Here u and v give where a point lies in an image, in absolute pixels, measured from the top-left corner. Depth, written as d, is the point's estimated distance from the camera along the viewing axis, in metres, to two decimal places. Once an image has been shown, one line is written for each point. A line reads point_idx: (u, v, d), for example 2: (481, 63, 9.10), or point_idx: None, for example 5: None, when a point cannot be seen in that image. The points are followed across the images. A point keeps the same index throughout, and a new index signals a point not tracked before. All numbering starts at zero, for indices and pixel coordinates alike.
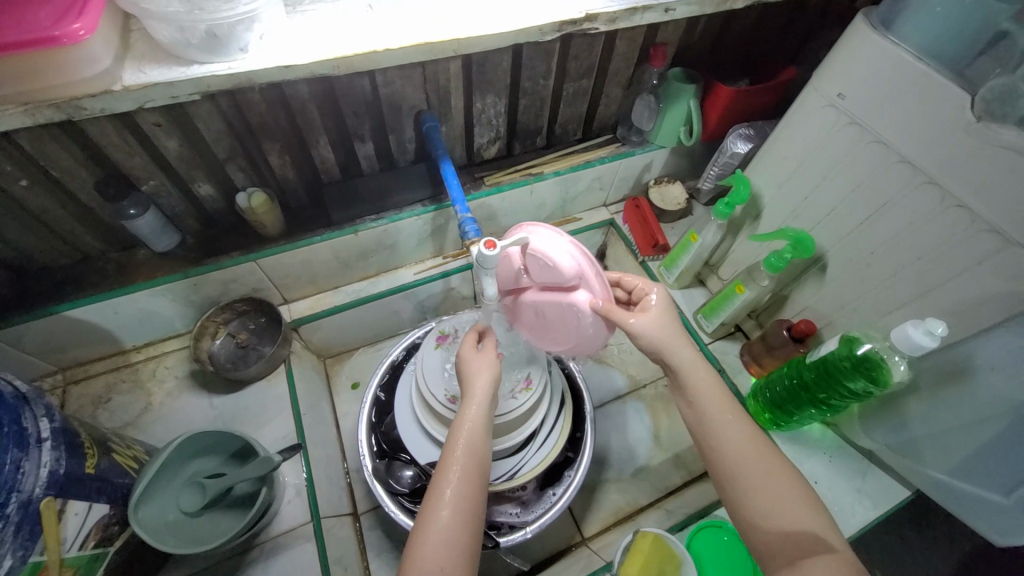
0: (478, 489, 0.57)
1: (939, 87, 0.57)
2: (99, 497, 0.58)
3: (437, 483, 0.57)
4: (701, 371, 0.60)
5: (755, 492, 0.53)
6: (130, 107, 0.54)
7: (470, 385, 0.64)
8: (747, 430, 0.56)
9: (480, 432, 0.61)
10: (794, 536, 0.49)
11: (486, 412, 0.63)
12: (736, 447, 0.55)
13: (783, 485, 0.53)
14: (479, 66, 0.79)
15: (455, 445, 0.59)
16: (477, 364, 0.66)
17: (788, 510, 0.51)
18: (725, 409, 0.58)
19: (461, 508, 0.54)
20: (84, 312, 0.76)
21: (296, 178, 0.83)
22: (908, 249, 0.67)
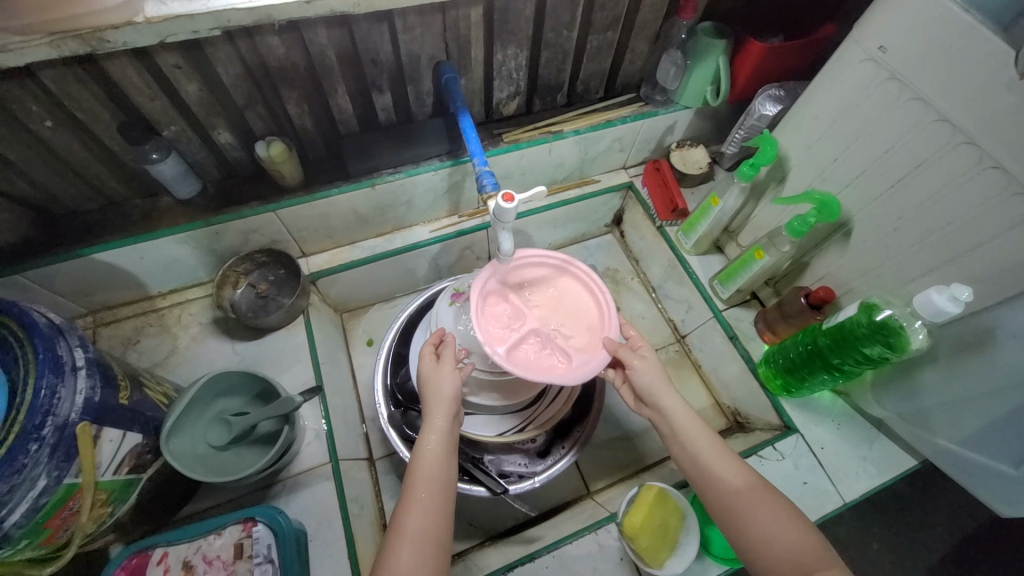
0: (441, 523, 0.57)
1: (988, 39, 0.54)
2: (132, 427, 0.61)
3: (399, 512, 0.57)
4: (680, 408, 0.65)
5: (756, 519, 0.56)
6: (152, 41, 0.54)
7: (431, 411, 0.65)
8: (735, 461, 0.61)
9: (442, 459, 0.62)
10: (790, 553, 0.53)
11: (447, 440, 0.63)
12: (729, 478, 0.59)
13: (779, 512, 0.56)
14: (501, 14, 0.76)
15: (414, 476, 0.59)
16: (437, 382, 0.67)
17: (784, 537, 0.54)
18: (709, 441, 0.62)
19: (422, 545, 0.55)
20: (111, 256, 0.78)
21: (315, 129, 0.83)
22: (939, 214, 0.65)
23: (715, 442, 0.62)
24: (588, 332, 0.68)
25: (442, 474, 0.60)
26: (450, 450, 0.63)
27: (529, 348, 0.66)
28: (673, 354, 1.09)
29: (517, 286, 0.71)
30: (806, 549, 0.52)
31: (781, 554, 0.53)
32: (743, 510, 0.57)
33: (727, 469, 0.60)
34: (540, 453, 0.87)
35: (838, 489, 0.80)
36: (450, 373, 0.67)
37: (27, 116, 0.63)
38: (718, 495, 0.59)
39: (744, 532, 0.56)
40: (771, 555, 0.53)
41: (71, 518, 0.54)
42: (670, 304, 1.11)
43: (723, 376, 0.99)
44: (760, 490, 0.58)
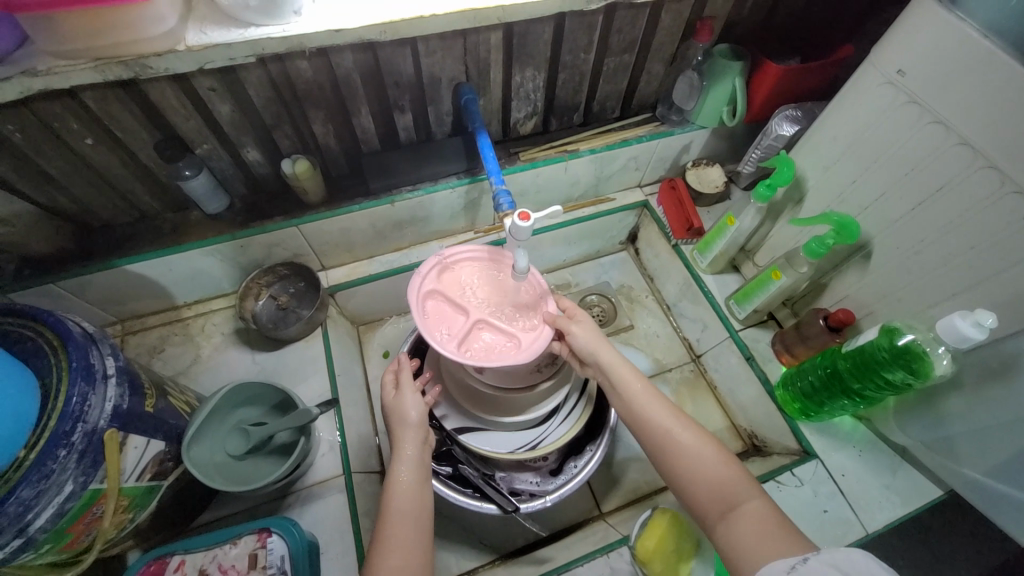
0: (419, 550, 0.57)
1: (1009, 65, 0.54)
2: (156, 434, 0.63)
3: (377, 548, 0.57)
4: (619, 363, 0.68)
5: (682, 455, 0.59)
6: (191, 67, 0.57)
7: (399, 448, 0.65)
8: (663, 404, 0.64)
9: (414, 490, 0.62)
10: (717, 492, 0.55)
11: (417, 472, 0.64)
12: (662, 424, 0.62)
13: (705, 450, 0.59)
14: (520, 38, 0.79)
15: (388, 511, 0.60)
16: (403, 420, 0.67)
17: (709, 472, 0.57)
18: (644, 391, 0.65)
19: (402, 571, 0.54)
20: (141, 267, 0.82)
21: (338, 147, 0.86)
22: (962, 238, 0.63)
23: (645, 388, 0.66)
24: (531, 312, 0.70)
25: (415, 505, 0.61)
26: (422, 481, 0.63)
27: (479, 342, 0.67)
28: (688, 374, 1.08)
29: (451, 286, 0.70)
30: (729, 483, 0.56)
31: (704, 485, 0.56)
32: (671, 448, 0.60)
33: (657, 411, 0.63)
34: (552, 472, 0.87)
35: (859, 519, 0.78)
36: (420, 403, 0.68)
37: (71, 135, 0.67)
38: (649, 436, 0.62)
39: (674, 466, 0.60)
40: (698, 487, 0.57)
41: (93, 523, 0.56)
42: (685, 322, 1.11)
43: (739, 397, 0.97)
44: (686, 427, 0.61)
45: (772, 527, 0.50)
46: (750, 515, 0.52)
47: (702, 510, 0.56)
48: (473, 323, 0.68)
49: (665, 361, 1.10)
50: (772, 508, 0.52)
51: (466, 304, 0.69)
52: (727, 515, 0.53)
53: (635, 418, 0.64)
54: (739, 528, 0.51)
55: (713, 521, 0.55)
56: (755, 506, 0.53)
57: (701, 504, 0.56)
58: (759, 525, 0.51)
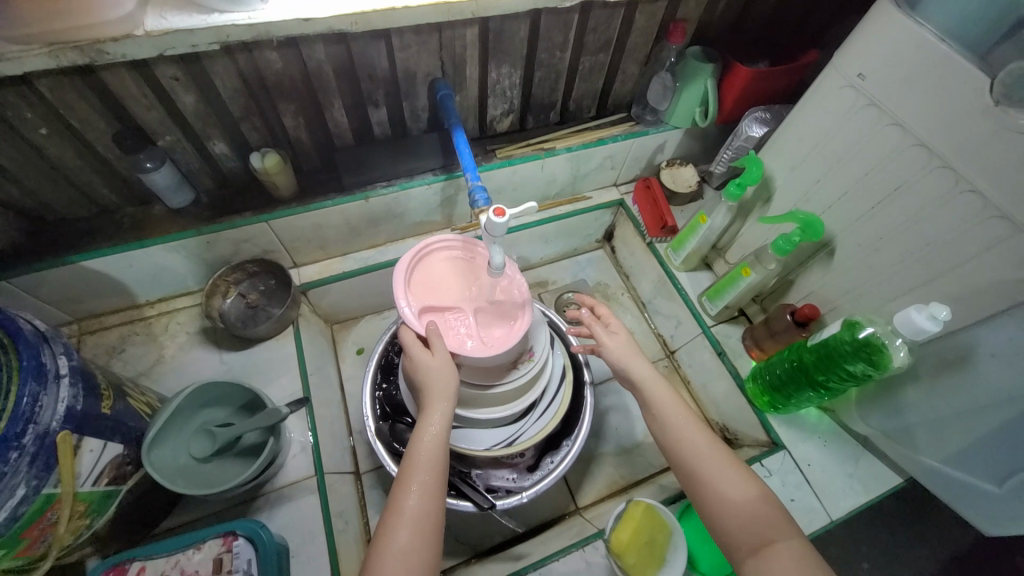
0: (437, 504, 0.57)
1: (960, 70, 0.57)
2: (113, 437, 0.60)
3: (397, 495, 0.57)
4: (658, 383, 0.66)
5: (717, 485, 0.58)
6: (151, 54, 0.55)
7: (431, 398, 0.63)
8: (704, 430, 0.62)
9: (439, 448, 0.61)
10: (754, 525, 0.54)
11: (445, 427, 0.62)
12: (699, 449, 0.60)
13: (740, 479, 0.58)
14: (496, 34, 0.78)
15: (415, 460, 0.59)
16: (432, 370, 0.63)
17: (745, 502, 0.56)
18: (683, 413, 0.63)
19: (418, 527, 0.55)
20: (99, 264, 0.78)
21: (310, 141, 0.84)
22: (919, 234, 0.66)
23: (683, 408, 0.64)
24: (500, 274, 0.73)
25: (438, 455, 0.60)
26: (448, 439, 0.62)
27: (492, 328, 0.69)
28: (662, 370, 1.09)
29: (428, 301, 0.67)
30: (763, 513, 0.55)
31: (738, 518, 0.55)
32: (707, 476, 0.58)
33: (697, 438, 0.61)
34: (528, 468, 0.87)
35: (824, 507, 0.81)
36: (444, 356, 0.64)
37: (21, 124, 0.64)
38: (685, 461, 0.60)
39: (707, 496, 0.58)
40: (732, 521, 0.56)
41: (49, 529, 0.53)
42: (660, 319, 1.12)
43: (712, 392, 0.99)
44: (722, 455, 0.60)
45: (809, 570, 0.50)
46: (786, 552, 0.52)
47: (731, 542, 0.55)
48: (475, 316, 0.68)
49: None
50: (805, 545, 0.53)
51: (455, 306, 0.68)
52: (760, 551, 0.53)
53: (668, 439, 0.62)
54: (775, 567, 0.51)
55: (744, 555, 0.54)
56: (792, 544, 0.52)
57: (733, 537, 0.55)
58: (796, 566, 0.50)
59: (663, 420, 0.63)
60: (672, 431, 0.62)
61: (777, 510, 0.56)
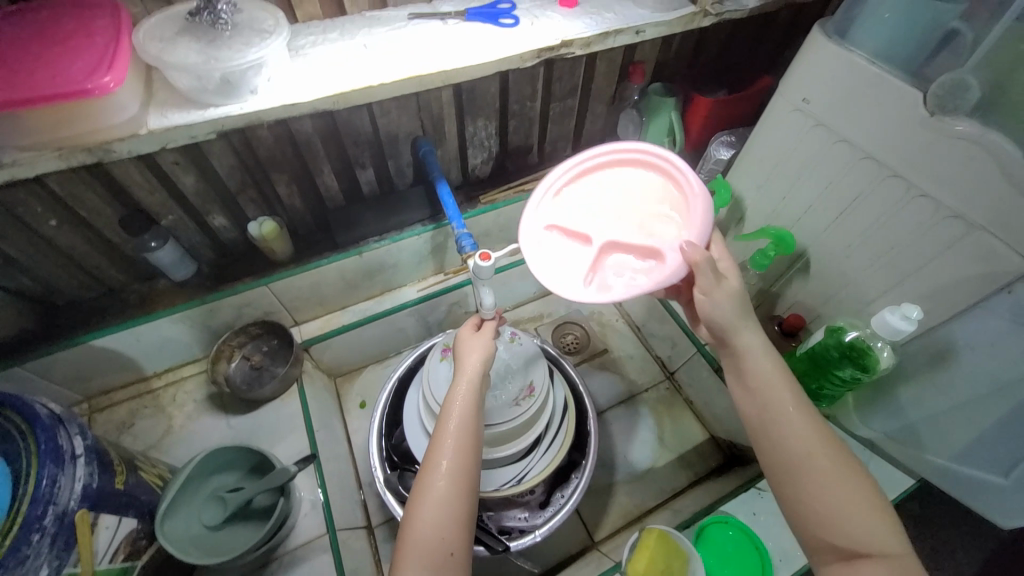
0: (473, 455, 0.57)
1: (894, 88, 0.62)
2: (128, 512, 0.61)
3: (432, 458, 0.56)
4: (766, 362, 0.56)
5: (831, 494, 0.49)
6: (153, 148, 0.60)
7: (463, 365, 0.65)
8: (815, 421, 0.53)
9: (471, 406, 0.61)
10: (856, 539, 0.47)
11: (473, 390, 0.62)
12: (811, 445, 0.51)
13: (859, 489, 0.49)
14: (469, 93, 0.85)
15: (448, 422, 0.59)
16: (470, 345, 0.68)
17: (855, 511, 0.48)
18: (798, 402, 0.54)
19: (454, 475, 0.55)
20: (108, 341, 0.81)
21: (304, 206, 0.89)
22: (882, 240, 0.70)
23: (798, 398, 0.54)
24: (668, 217, 0.58)
25: (473, 418, 0.60)
26: (479, 398, 0.62)
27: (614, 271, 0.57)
28: (664, 392, 1.10)
29: (563, 218, 0.61)
30: (875, 525, 0.48)
31: (840, 531, 0.48)
32: (820, 480, 0.50)
33: (808, 432, 0.52)
34: (540, 505, 0.87)
35: None
36: (486, 339, 0.68)
37: (34, 219, 0.68)
38: (791, 453, 0.52)
39: (808, 497, 0.50)
40: (831, 530, 0.49)
41: None
42: (655, 342, 1.14)
43: (715, 410, 1.00)
44: (833, 449, 0.51)
45: None
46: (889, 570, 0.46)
47: (818, 547, 0.49)
48: (602, 248, 0.57)
49: (641, 381, 1.12)
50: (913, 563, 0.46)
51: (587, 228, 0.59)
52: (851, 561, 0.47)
53: (774, 430, 0.53)
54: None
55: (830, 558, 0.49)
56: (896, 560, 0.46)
57: (820, 543, 0.49)
58: None
59: (772, 407, 0.54)
60: (778, 418, 0.53)
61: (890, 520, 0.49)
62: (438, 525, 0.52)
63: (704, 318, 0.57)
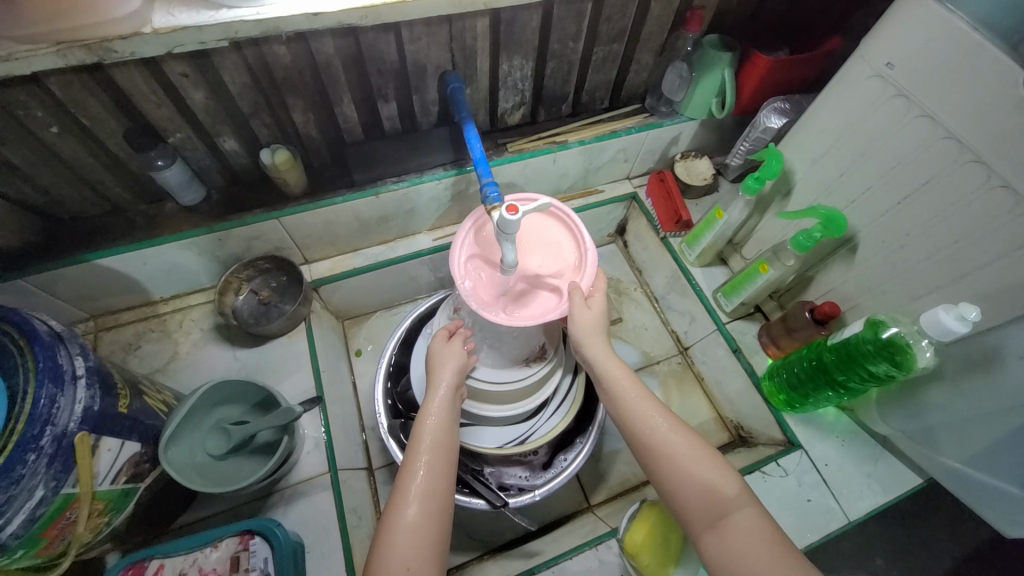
0: (446, 478, 0.59)
1: (995, 60, 0.54)
2: (131, 436, 0.61)
3: (404, 476, 0.58)
4: (610, 361, 0.67)
5: (679, 462, 0.56)
6: (158, 51, 0.54)
7: (436, 380, 0.67)
8: (656, 404, 0.62)
9: (444, 427, 0.63)
10: (709, 502, 0.54)
11: (446, 412, 0.64)
12: (653, 426, 0.60)
13: (705, 458, 0.57)
14: (507, 25, 0.77)
15: (420, 441, 0.61)
16: (445, 357, 0.69)
17: (703, 474, 0.55)
18: (639, 392, 0.63)
19: (427, 498, 0.56)
20: (113, 262, 0.78)
21: (320, 137, 0.83)
22: (946, 231, 0.64)
23: (640, 388, 0.64)
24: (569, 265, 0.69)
25: (445, 434, 0.62)
26: (452, 420, 0.64)
27: (518, 300, 0.66)
28: (675, 367, 1.08)
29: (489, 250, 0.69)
30: (721, 486, 0.54)
31: (694, 493, 0.55)
32: (664, 455, 0.57)
33: (650, 415, 0.61)
34: (542, 466, 0.87)
35: (842, 507, 0.79)
36: (459, 351, 0.70)
37: (35, 124, 0.64)
38: (641, 437, 0.60)
39: (664, 471, 0.57)
40: (690, 497, 0.55)
41: (68, 528, 0.54)
42: (673, 315, 1.11)
43: (727, 389, 0.98)
44: (672, 425, 0.59)
45: (768, 537, 0.50)
46: (741, 524, 0.51)
47: (689, 516, 0.55)
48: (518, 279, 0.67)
49: (653, 354, 1.10)
50: (761, 516, 0.52)
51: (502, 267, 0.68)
52: (717, 524, 0.52)
53: (628, 422, 0.62)
54: (732, 540, 0.50)
55: (701, 529, 0.53)
56: (748, 514, 0.52)
57: (689, 512, 0.55)
58: (755, 536, 0.50)
59: (620, 403, 0.63)
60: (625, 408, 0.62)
61: (738, 484, 0.55)
62: (410, 550, 0.52)
63: (574, 328, 0.67)
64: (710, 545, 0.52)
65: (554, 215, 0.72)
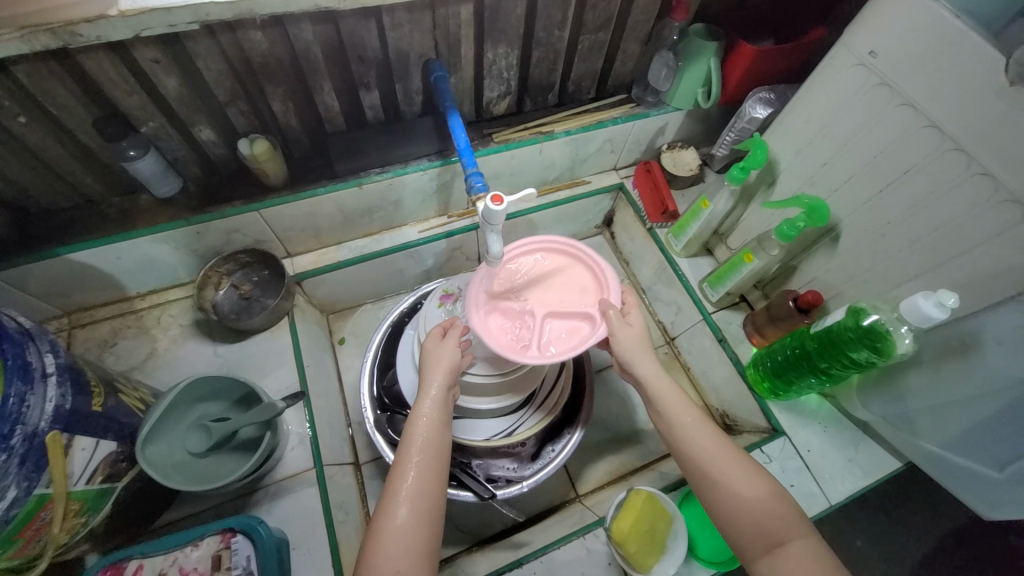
0: (436, 479, 0.58)
1: (976, 48, 0.54)
2: (106, 435, 0.59)
3: (394, 479, 0.57)
4: (661, 382, 0.66)
5: (736, 489, 0.57)
6: (126, 36, 0.52)
7: (428, 380, 0.64)
8: (710, 429, 0.61)
9: (438, 428, 0.62)
10: (766, 528, 0.54)
11: (439, 412, 0.63)
12: (708, 451, 0.60)
13: (759, 482, 0.57)
14: (491, 13, 0.75)
15: (410, 443, 0.60)
16: (438, 355, 0.66)
17: (760, 499, 0.56)
18: (692, 416, 0.63)
19: (416, 501, 0.56)
20: (86, 256, 0.76)
21: (300, 126, 0.81)
22: (926, 220, 0.65)
23: (693, 411, 0.63)
24: (591, 290, 0.69)
25: (435, 434, 0.61)
26: (445, 420, 0.63)
27: (552, 337, 0.65)
28: (662, 357, 1.09)
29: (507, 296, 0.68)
30: (778, 513, 0.55)
31: (750, 520, 0.55)
32: (721, 482, 0.58)
33: (706, 441, 0.60)
34: (530, 457, 0.86)
35: (824, 492, 0.81)
36: (451, 347, 0.67)
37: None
38: (696, 461, 0.60)
39: (720, 498, 0.57)
40: (745, 523, 0.55)
41: (43, 529, 0.53)
42: (659, 306, 1.11)
43: (713, 379, 0.99)
44: (729, 452, 0.59)
45: (825, 564, 0.51)
46: (801, 552, 0.52)
47: (745, 542, 0.55)
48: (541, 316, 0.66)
49: None
50: (815, 542, 0.53)
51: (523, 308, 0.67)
52: (773, 551, 0.53)
53: (682, 445, 0.61)
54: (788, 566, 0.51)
55: (756, 555, 0.54)
56: (807, 542, 0.53)
57: (745, 538, 0.55)
58: (812, 563, 0.51)
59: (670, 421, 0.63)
60: (679, 432, 0.62)
61: (794, 511, 0.55)
62: (400, 556, 0.52)
63: (619, 349, 0.66)
64: (765, 571, 0.53)
65: (562, 248, 0.72)
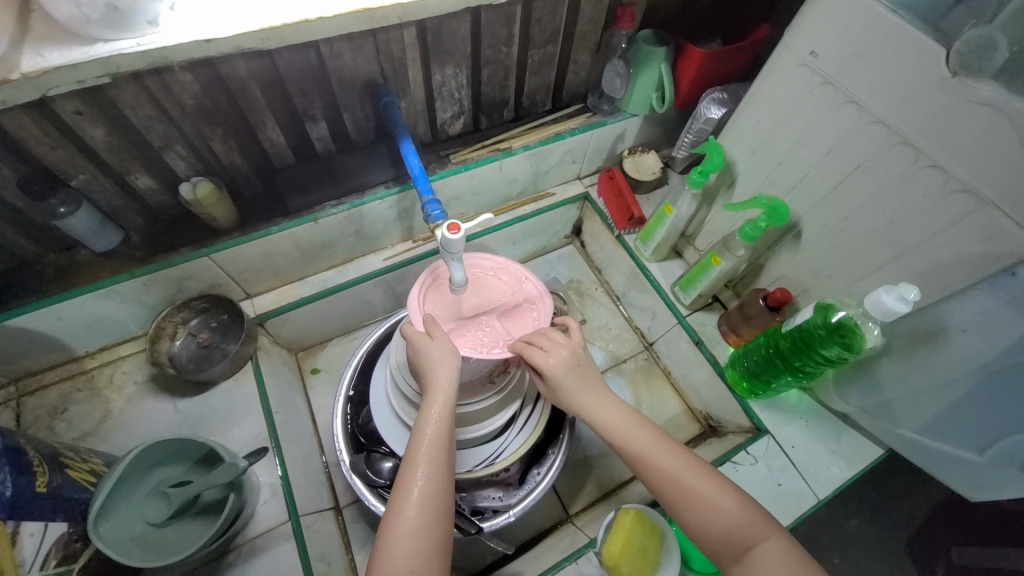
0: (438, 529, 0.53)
1: (913, 43, 0.55)
2: (55, 516, 0.55)
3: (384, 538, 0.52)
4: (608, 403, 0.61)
5: (695, 501, 0.54)
6: (33, 97, 0.49)
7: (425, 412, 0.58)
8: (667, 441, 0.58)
9: (434, 469, 0.55)
10: (732, 539, 0.51)
11: (442, 410, 0.59)
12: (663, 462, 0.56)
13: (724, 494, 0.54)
14: (435, 35, 0.74)
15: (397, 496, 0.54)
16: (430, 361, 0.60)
17: (726, 510, 0.53)
18: (643, 430, 0.59)
19: (427, 497, 0.54)
20: (23, 322, 0.71)
21: (246, 164, 0.78)
22: (881, 213, 0.66)
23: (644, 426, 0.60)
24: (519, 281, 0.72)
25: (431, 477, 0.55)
26: (441, 454, 0.57)
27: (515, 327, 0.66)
28: (642, 363, 1.08)
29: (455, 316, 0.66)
30: (744, 520, 0.52)
31: (716, 531, 0.52)
32: (681, 495, 0.54)
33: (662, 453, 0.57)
34: (516, 483, 0.84)
35: (811, 488, 0.81)
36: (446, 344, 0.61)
37: None
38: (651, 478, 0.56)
39: (683, 511, 0.54)
40: (710, 534, 0.52)
41: None
42: (635, 312, 1.11)
43: (693, 381, 0.99)
44: (687, 462, 0.56)
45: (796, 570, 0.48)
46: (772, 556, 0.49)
47: (715, 553, 0.52)
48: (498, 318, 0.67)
49: (619, 353, 1.09)
50: (791, 545, 0.50)
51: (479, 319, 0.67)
52: (743, 559, 0.50)
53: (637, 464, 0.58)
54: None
55: (728, 563, 0.51)
56: (774, 545, 0.50)
57: (714, 548, 0.53)
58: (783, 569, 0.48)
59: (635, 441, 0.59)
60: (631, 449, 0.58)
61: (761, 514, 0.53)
62: None
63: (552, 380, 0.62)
64: None
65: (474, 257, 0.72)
